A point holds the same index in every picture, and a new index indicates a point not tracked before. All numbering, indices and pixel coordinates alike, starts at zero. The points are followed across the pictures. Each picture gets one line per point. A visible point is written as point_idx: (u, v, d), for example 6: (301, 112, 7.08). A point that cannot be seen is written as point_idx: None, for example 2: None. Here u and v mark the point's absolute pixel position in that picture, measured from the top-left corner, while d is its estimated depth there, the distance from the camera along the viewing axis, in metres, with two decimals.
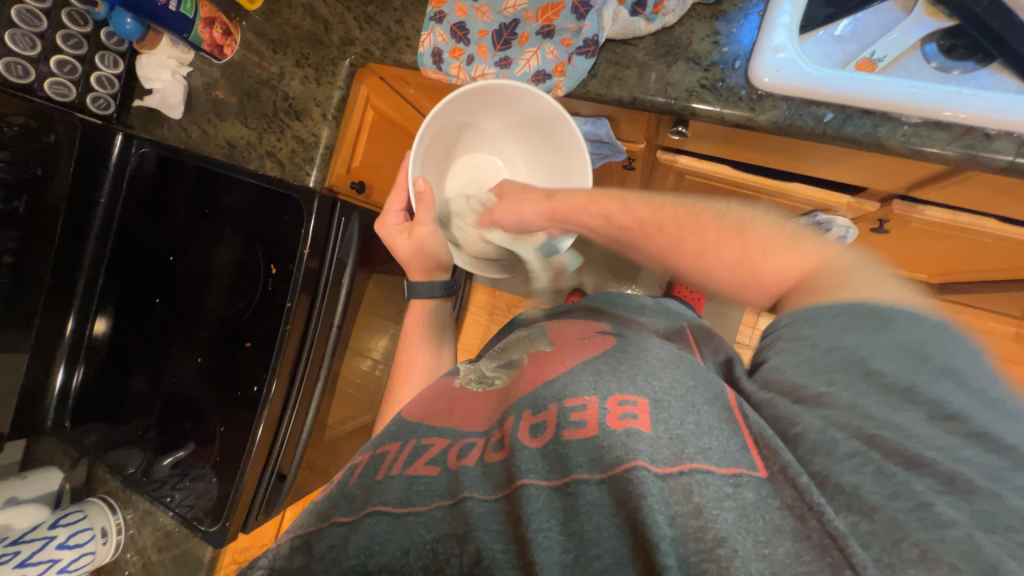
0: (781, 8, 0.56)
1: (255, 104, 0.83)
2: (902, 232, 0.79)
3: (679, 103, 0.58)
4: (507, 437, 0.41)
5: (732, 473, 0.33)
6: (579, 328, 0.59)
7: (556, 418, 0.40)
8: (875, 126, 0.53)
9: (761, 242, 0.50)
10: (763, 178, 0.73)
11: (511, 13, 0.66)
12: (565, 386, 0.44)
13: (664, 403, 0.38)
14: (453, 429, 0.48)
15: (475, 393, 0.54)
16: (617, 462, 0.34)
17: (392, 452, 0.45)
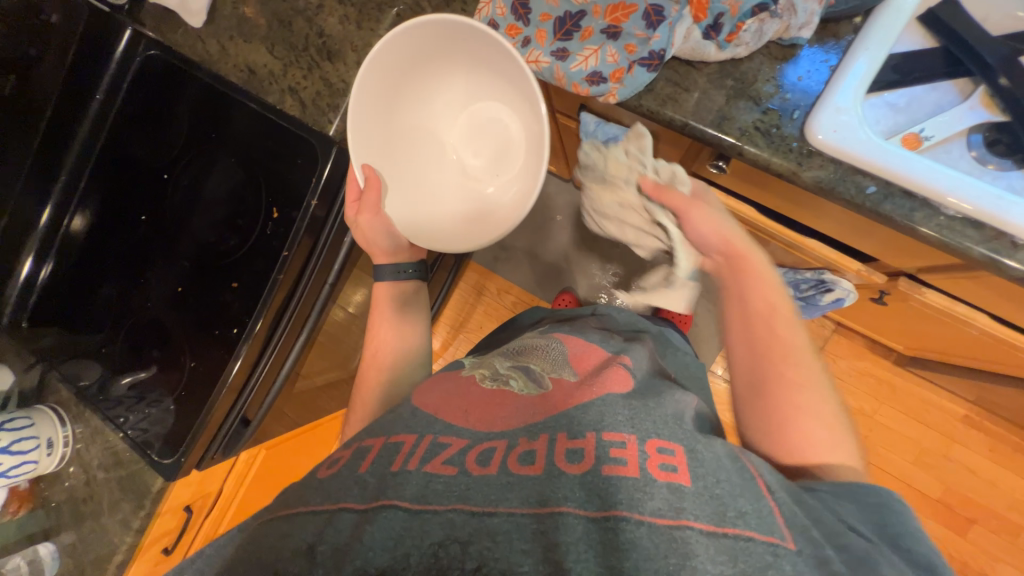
0: (852, 70, 0.55)
1: (285, 32, 0.77)
2: (897, 307, 0.81)
3: (731, 141, 0.57)
4: (540, 454, 0.43)
5: (770, 541, 0.35)
6: (597, 355, 0.61)
7: (595, 450, 0.42)
8: (912, 210, 0.53)
9: (811, 419, 0.52)
10: (784, 229, 0.73)
11: (579, 3, 0.62)
12: (602, 416, 0.45)
13: (697, 455, 0.41)
14: (470, 429, 0.48)
15: (485, 391, 0.54)
16: (655, 513, 0.36)
17: (409, 445, 0.46)
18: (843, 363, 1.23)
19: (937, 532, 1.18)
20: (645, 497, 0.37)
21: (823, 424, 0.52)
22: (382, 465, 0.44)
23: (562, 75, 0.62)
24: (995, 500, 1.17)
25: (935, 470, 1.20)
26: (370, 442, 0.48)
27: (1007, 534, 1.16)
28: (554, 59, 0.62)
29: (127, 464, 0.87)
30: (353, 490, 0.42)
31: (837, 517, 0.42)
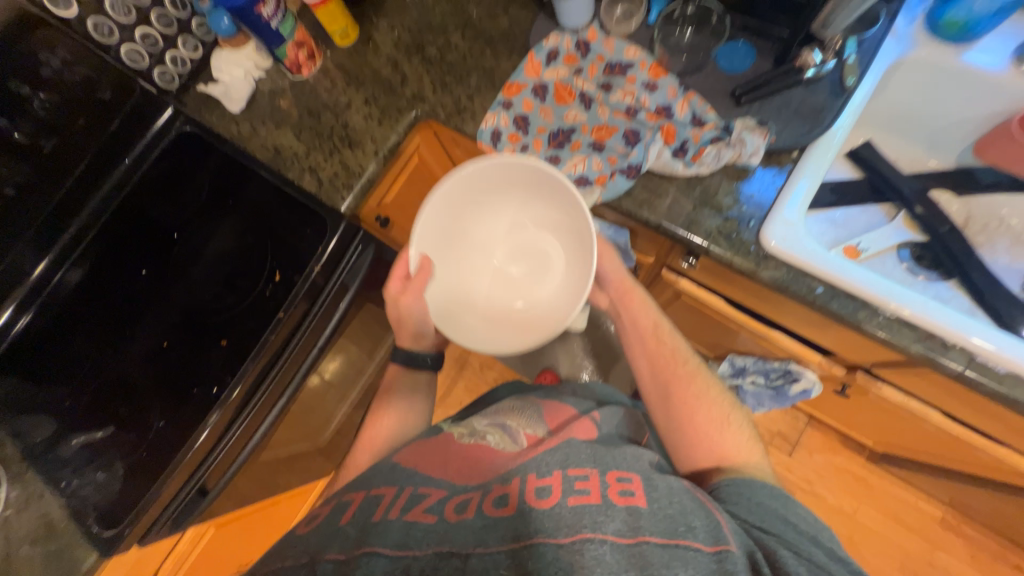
0: (795, 189, 0.66)
1: (314, 122, 0.88)
2: (860, 400, 0.86)
3: (698, 242, 0.66)
4: (512, 496, 0.49)
5: (715, 550, 0.42)
6: (567, 411, 0.69)
7: (560, 485, 0.49)
8: (856, 309, 0.61)
9: (714, 425, 0.65)
10: (750, 320, 0.80)
11: (569, 122, 0.74)
12: (566, 455, 0.53)
13: (653, 485, 0.50)
14: (449, 480, 0.56)
15: (463, 445, 0.63)
16: (617, 533, 0.44)
17: (388, 496, 0.54)
18: (819, 457, 1.25)
19: None
20: (607, 518, 0.45)
21: (708, 411, 0.67)
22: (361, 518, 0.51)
23: None
24: None
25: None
26: (350, 496, 0.56)
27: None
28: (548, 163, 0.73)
29: (60, 536, 0.79)
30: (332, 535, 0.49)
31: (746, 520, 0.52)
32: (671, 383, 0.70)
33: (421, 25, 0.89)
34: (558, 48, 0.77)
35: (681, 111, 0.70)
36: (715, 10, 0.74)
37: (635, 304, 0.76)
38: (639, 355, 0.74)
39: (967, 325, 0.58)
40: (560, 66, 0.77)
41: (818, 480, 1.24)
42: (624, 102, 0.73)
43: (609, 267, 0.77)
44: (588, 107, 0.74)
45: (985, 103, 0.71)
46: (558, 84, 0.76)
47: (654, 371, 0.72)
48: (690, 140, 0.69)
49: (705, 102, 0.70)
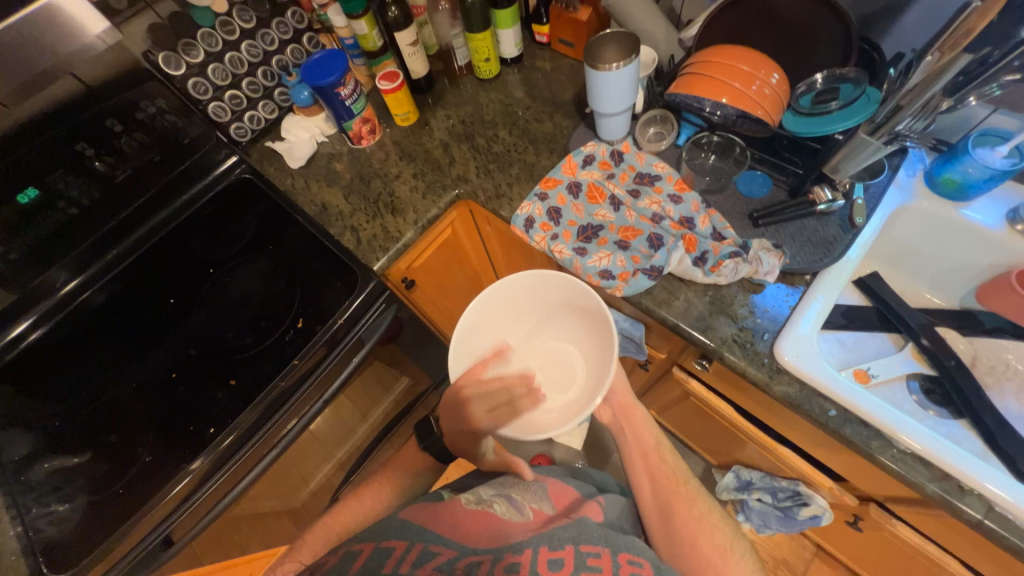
0: (808, 309, 0.69)
1: (363, 187, 0.96)
2: (872, 536, 0.82)
3: (713, 346, 0.68)
4: (526, 565, 0.48)
5: None
6: (572, 492, 0.68)
7: (573, 561, 0.49)
8: (869, 437, 0.61)
9: (717, 544, 0.63)
10: (759, 431, 0.80)
11: (598, 219, 0.80)
12: (578, 532, 0.53)
13: (663, 573, 0.51)
14: (461, 543, 0.54)
15: (471, 510, 0.61)
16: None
17: (399, 550, 0.51)
18: None
19: None
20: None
21: (707, 530, 0.65)
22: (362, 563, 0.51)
23: (580, 266, 0.77)
24: None
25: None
26: (357, 547, 0.53)
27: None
28: (576, 254, 0.78)
29: None
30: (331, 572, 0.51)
31: None
32: (671, 492, 0.69)
33: (473, 118, 1.00)
34: (594, 154, 0.86)
35: (702, 224, 0.76)
36: (737, 143, 0.82)
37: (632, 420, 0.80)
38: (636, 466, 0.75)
39: (986, 471, 0.56)
40: (595, 170, 0.85)
41: None
42: (651, 209, 0.79)
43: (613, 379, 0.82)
44: (618, 209, 0.81)
45: (984, 254, 0.76)
46: (592, 185, 0.83)
47: (654, 481, 0.72)
48: (710, 251, 0.74)
49: (725, 219, 0.77)
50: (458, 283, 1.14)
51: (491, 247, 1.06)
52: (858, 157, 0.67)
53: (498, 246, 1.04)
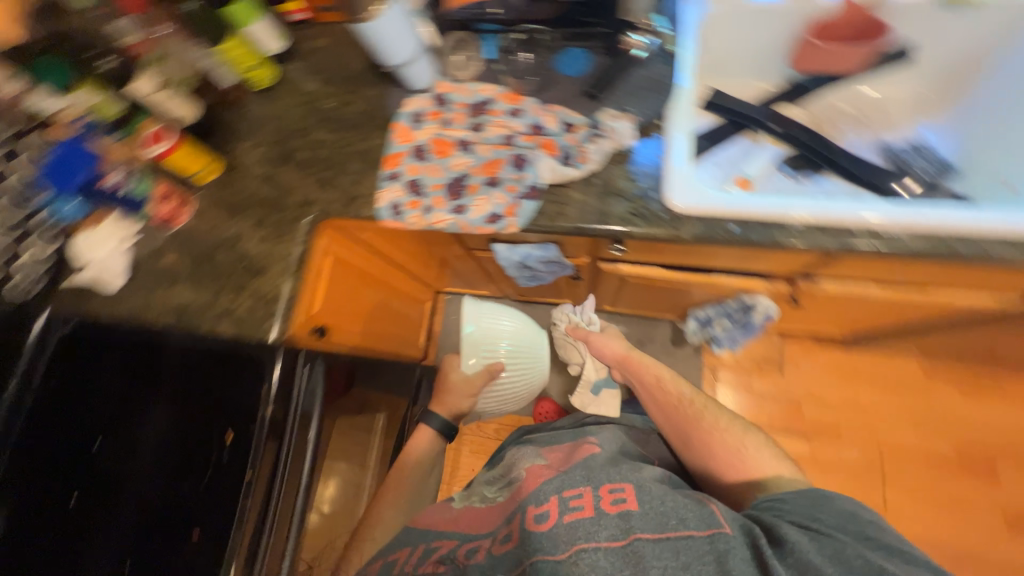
0: (676, 149, 0.71)
1: (208, 266, 0.83)
2: (810, 303, 0.94)
3: (616, 228, 0.69)
4: (512, 531, 0.66)
5: (707, 533, 0.59)
6: (564, 446, 0.89)
7: (557, 507, 0.63)
8: (770, 231, 0.66)
9: (737, 446, 0.82)
10: (692, 275, 0.85)
11: (458, 169, 0.76)
12: (560, 483, 0.66)
13: (642, 490, 0.65)
14: (462, 532, 0.76)
15: (478, 507, 0.81)
16: (610, 537, 0.59)
17: (404, 557, 0.74)
18: (801, 363, 1.37)
19: (959, 482, 1.26)
20: (603, 527, 0.60)
21: (721, 436, 0.83)
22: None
23: (466, 224, 0.73)
24: (982, 432, 1.28)
25: (921, 424, 1.31)
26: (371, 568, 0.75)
27: (1010, 457, 1.26)
28: (455, 215, 0.74)
29: None
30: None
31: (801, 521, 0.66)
32: (691, 422, 0.86)
33: (281, 134, 0.88)
34: (419, 111, 0.80)
35: (551, 122, 0.74)
36: (546, 37, 0.77)
37: (649, 366, 0.98)
38: (658, 410, 0.92)
39: (856, 206, 0.65)
40: (428, 125, 0.79)
41: (811, 381, 1.36)
42: (498, 135, 0.76)
43: (609, 348, 1.04)
44: (469, 151, 0.76)
45: (779, 25, 0.82)
46: (433, 141, 0.78)
47: (668, 414, 0.90)
48: (569, 144, 0.72)
49: (567, 107, 0.75)
50: (371, 300, 1.07)
51: (382, 249, 0.98)
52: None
53: (386, 245, 0.96)
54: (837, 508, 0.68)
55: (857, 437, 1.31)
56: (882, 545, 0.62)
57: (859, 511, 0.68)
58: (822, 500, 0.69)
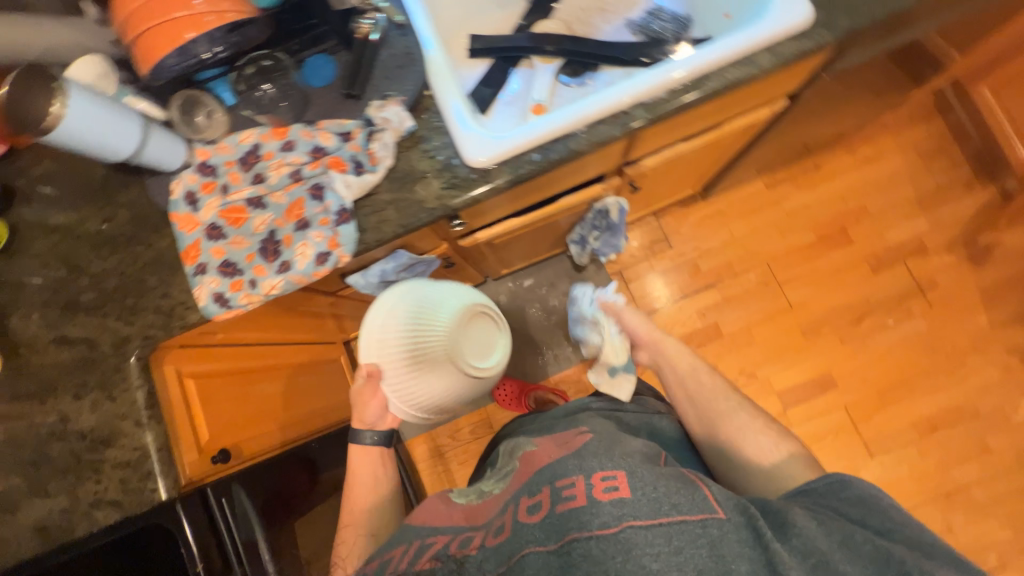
0: (453, 107, 0.69)
1: (46, 468, 0.67)
2: (648, 181, 1.02)
3: (441, 207, 0.68)
4: (503, 524, 0.58)
5: (700, 517, 0.50)
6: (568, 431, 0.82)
7: (550, 497, 0.56)
8: (567, 142, 0.68)
9: (765, 450, 0.77)
10: (541, 210, 0.91)
11: (264, 229, 0.70)
12: (554, 471, 0.60)
13: (637, 473, 0.55)
14: (453, 527, 0.67)
15: (473, 506, 0.73)
16: (602, 524, 0.50)
17: (401, 555, 0.64)
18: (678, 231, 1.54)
19: (829, 255, 1.49)
20: (595, 515, 0.51)
21: (748, 431, 0.80)
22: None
23: (299, 277, 0.69)
24: (826, 208, 1.52)
25: (783, 227, 1.52)
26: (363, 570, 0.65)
27: (851, 216, 1.51)
28: (284, 274, 0.69)
29: None
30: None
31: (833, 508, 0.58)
32: (719, 417, 0.84)
33: (49, 286, 0.74)
34: (188, 189, 0.71)
35: (327, 138, 0.70)
36: (283, 58, 0.71)
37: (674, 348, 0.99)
38: (689, 403, 0.89)
39: (623, 88, 0.68)
40: (206, 199, 0.71)
41: (692, 240, 1.54)
42: (284, 176, 0.70)
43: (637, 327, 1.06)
44: (264, 205, 0.70)
45: None
46: (221, 213, 0.70)
47: (700, 409, 0.87)
48: (354, 152, 0.69)
49: (336, 118, 0.71)
50: (270, 392, 0.99)
51: (248, 337, 0.91)
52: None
53: (247, 331, 0.89)
54: (861, 487, 0.60)
55: (745, 264, 1.51)
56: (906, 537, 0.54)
57: (885, 491, 0.60)
58: (855, 486, 0.60)
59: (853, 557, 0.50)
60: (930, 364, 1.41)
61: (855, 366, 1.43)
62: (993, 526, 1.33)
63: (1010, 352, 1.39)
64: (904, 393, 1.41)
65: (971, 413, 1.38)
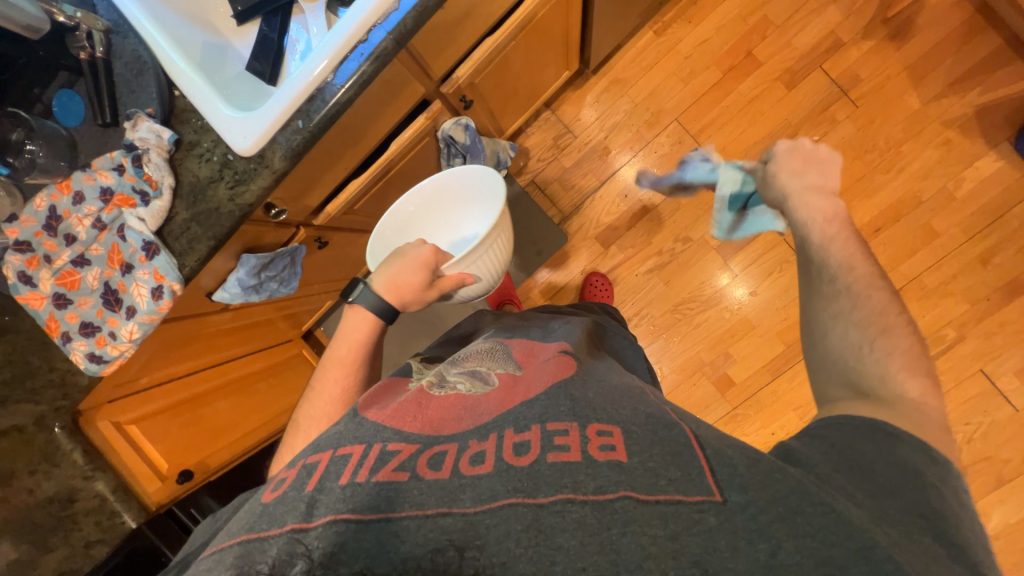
0: (205, 102, 0.65)
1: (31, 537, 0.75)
2: (483, 88, 0.96)
3: (237, 207, 0.68)
4: (489, 454, 0.51)
5: (695, 501, 0.46)
6: (540, 350, 0.73)
7: (540, 441, 0.51)
8: (324, 97, 0.64)
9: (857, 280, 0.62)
10: (378, 163, 0.88)
11: (97, 283, 0.72)
12: (542, 410, 0.56)
13: (633, 436, 0.52)
14: (421, 434, 0.55)
15: (437, 395, 0.62)
16: (599, 490, 0.46)
17: (357, 455, 0.51)
18: (577, 118, 1.45)
19: (740, 87, 1.38)
20: (592, 477, 0.47)
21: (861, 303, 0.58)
22: (326, 495, 0.47)
23: (146, 316, 0.71)
24: (728, 35, 1.38)
25: (685, 72, 1.40)
26: (314, 458, 0.52)
27: (755, 34, 1.37)
28: (134, 318, 0.72)
29: None
30: (293, 509, 0.46)
31: (890, 490, 0.47)
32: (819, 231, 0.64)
33: None
34: (14, 270, 0.71)
35: (105, 176, 0.68)
36: (22, 112, 0.68)
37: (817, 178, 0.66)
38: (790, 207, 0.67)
39: (352, 19, 0.62)
40: (33, 275, 0.71)
41: (595, 123, 1.44)
42: (89, 228, 0.70)
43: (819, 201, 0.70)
44: (88, 262, 0.71)
45: None
46: (53, 283, 0.72)
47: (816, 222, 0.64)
48: (133, 182, 0.68)
49: (105, 153, 0.69)
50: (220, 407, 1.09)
51: (173, 370, 0.98)
52: (8, 13, 0.59)
53: (167, 367, 0.96)
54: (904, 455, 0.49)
55: (654, 128, 1.42)
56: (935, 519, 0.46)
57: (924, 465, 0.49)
58: (888, 444, 0.50)
59: (847, 533, 0.42)
60: (865, 167, 1.35)
61: None
62: (950, 304, 1.33)
63: (946, 126, 1.31)
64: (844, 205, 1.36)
65: (915, 202, 1.33)
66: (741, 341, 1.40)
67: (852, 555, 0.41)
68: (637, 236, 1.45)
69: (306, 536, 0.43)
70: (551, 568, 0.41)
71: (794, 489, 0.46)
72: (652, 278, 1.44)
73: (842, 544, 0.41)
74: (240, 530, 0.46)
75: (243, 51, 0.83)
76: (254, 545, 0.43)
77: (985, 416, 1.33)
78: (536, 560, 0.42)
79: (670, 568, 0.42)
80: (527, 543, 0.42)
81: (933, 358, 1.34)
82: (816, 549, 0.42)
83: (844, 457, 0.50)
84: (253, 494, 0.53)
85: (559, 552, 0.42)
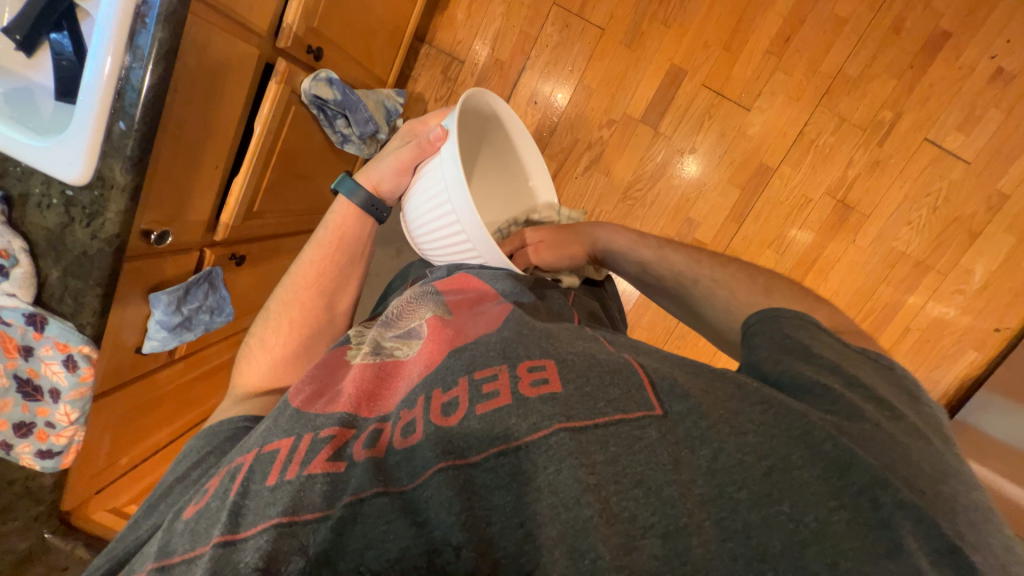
0: (13, 142, 0.58)
1: None
2: (330, 33, 0.88)
3: (104, 242, 0.61)
4: (415, 419, 0.45)
5: (635, 417, 0.42)
6: (476, 288, 0.62)
7: (466, 393, 0.45)
8: (134, 87, 0.57)
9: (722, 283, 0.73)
10: (251, 150, 0.80)
11: (5, 377, 0.65)
12: (472, 358, 0.49)
13: (569, 364, 0.47)
14: (354, 414, 0.49)
15: (372, 369, 0.54)
16: (532, 428, 0.41)
17: (285, 450, 0.46)
18: (457, 42, 1.36)
19: None
20: (523, 417, 0.42)
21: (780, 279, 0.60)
22: (253, 499, 0.43)
23: (73, 393, 0.67)
24: None
25: None
26: (240, 459, 0.48)
27: None
28: (62, 399, 0.67)
29: None
30: (218, 520, 0.43)
31: (875, 419, 0.43)
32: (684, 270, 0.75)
33: None
34: None
35: None
36: None
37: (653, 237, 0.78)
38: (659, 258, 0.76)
39: None
40: None
41: (477, 39, 1.35)
42: None
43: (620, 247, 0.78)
44: None
45: None
46: None
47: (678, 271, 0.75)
48: None
49: None
50: None
51: (155, 441, 0.97)
52: None
53: (146, 440, 0.94)
54: (825, 348, 0.50)
55: (536, 22, 1.33)
56: (867, 389, 0.46)
57: (847, 357, 0.50)
58: (877, 401, 0.45)
59: (791, 423, 0.41)
60: None
61: (691, 38, 1.32)
62: (878, 86, 1.31)
63: None
64: (747, 28, 1.30)
65: None
66: (699, 201, 1.39)
67: (791, 441, 0.40)
68: (562, 139, 1.39)
69: (236, 548, 0.40)
70: (487, 531, 0.38)
71: (733, 391, 0.45)
72: (592, 175, 1.40)
73: (780, 435, 0.41)
74: (169, 548, 0.44)
75: (44, 82, 0.72)
76: (183, 567, 0.42)
77: (943, 181, 1.33)
78: (469, 524, 0.38)
79: (612, 494, 0.38)
80: (459, 509, 0.38)
81: (879, 146, 1.33)
82: (758, 445, 0.40)
83: (792, 364, 0.49)
84: (184, 492, 0.51)
85: (494, 513, 0.39)
